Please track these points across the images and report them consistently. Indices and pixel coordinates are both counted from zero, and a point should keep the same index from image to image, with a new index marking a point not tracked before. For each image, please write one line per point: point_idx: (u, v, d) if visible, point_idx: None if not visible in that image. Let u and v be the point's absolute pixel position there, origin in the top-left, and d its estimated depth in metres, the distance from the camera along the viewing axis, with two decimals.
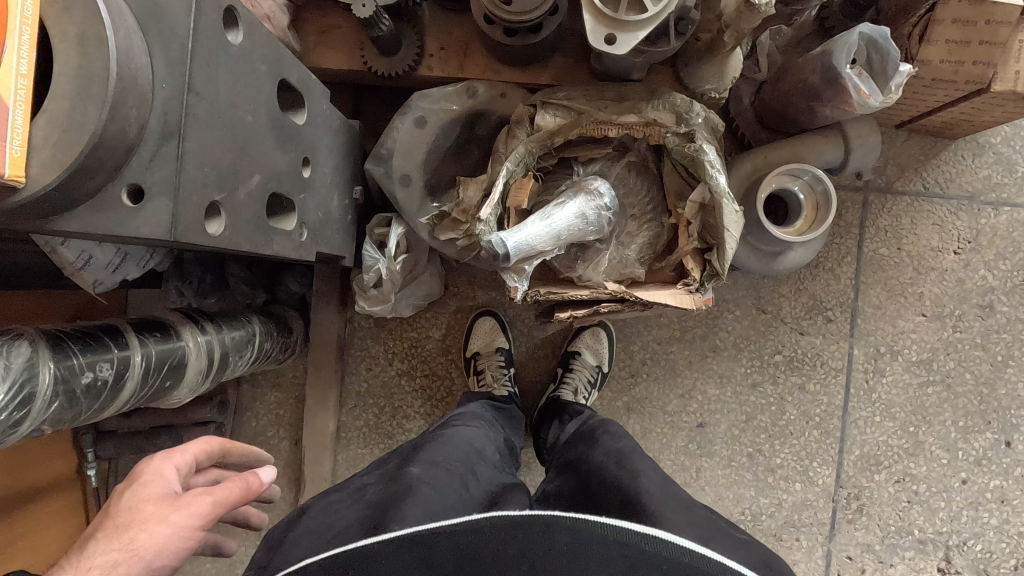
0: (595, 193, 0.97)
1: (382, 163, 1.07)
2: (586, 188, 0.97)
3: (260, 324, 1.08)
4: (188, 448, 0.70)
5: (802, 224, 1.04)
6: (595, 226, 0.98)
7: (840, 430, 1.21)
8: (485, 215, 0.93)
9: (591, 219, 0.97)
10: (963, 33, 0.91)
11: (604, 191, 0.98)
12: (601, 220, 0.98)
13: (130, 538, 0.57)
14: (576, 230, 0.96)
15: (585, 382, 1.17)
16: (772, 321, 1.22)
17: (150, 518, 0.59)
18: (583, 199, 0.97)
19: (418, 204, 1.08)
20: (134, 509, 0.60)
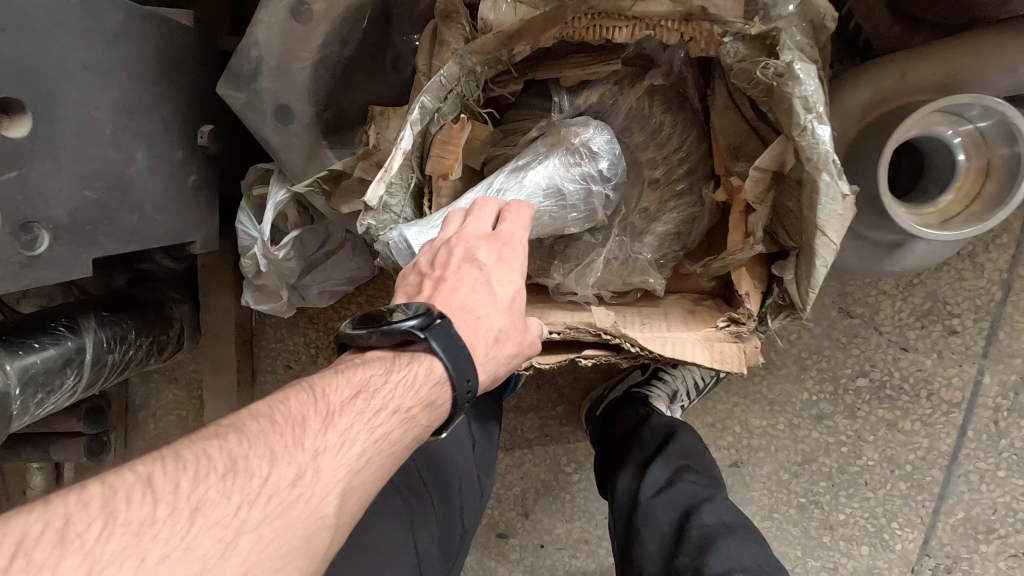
0: (582, 148, 0.56)
1: (242, 86, 0.65)
2: (567, 142, 0.57)
3: (96, 333, 0.75)
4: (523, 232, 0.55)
5: (952, 203, 0.59)
6: (580, 209, 0.58)
7: (939, 484, 0.84)
8: (373, 199, 0.52)
9: (572, 198, 0.57)
10: None
11: (600, 147, 0.56)
12: (591, 198, 0.57)
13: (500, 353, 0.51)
14: (546, 218, 0.58)
15: (690, 386, 0.81)
16: (860, 331, 0.81)
17: (509, 340, 0.51)
18: (558, 160, 0.57)
19: (306, 155, 0.67)
20: (484, 311, 0.50)
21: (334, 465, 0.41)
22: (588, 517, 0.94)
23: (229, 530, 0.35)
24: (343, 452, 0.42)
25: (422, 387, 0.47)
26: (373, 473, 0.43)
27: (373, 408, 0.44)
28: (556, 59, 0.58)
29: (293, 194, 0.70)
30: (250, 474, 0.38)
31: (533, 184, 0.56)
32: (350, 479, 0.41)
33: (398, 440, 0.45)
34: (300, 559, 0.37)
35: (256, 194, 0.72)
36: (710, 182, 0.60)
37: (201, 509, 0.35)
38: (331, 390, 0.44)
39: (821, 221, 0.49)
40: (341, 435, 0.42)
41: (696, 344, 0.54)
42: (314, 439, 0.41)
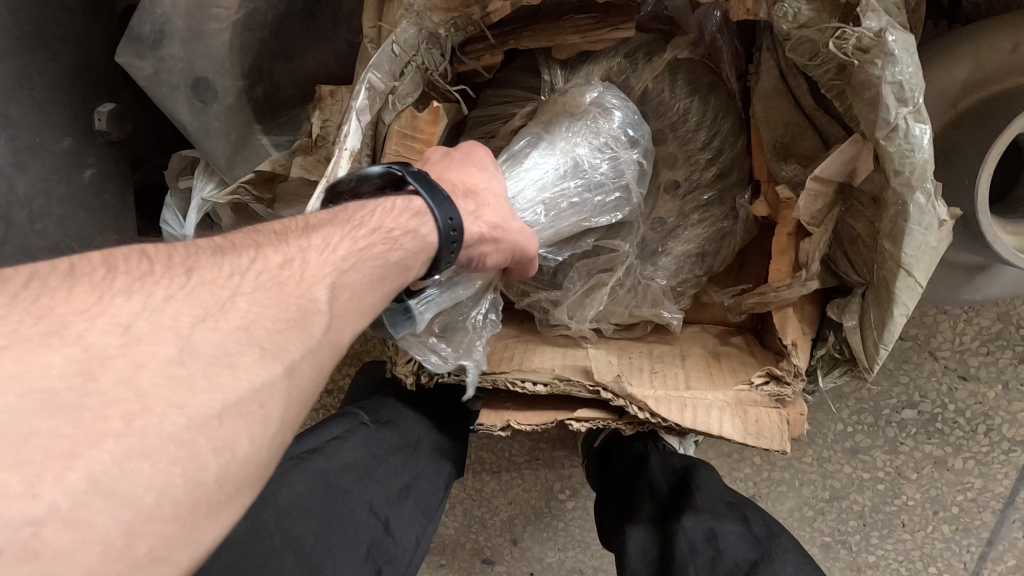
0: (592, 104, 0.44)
1: (145, 54, 0.51)
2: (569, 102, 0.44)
3: None
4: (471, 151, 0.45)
5: None
6: (609, 193, 0.44)
7: (989, 528, 0.73)
8: None
9: (598, 182, 0.44)
10: None
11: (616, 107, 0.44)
12: (621, 174, 0.44)
13: (495, 218, 0.41)
14: (570, 205, 0.44)
15: None
16: (911, 355, 0.68)
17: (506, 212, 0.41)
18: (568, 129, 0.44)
19: (234, 141, 0.54)
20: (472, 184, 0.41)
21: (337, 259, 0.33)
22: (583, 547, 0.84)
23: (226, 290, 0.28)
24: (329, 253, 0.32)
25: (403, 212, 0.37)
26: (383, 280, 0.34)
27: (357, 222, 0.35)
28: (548, 22, 0.42)
29: (219, 189, 0.56)
30: (240, 253, 0.30)
31: (550, 180, 0.43)
32: (350, 279, 0.32)
33: (404, 258, 0.36)
34: (300, 335, 0.29)
35: (182, 188, 0.59)
36: (746, 189, 0.46)
37: (198, 274, 0.28)
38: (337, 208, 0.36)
39: (913, 256, 0.35)
40: (336, 234, 0.34)
41: (722, 412, 0.41)
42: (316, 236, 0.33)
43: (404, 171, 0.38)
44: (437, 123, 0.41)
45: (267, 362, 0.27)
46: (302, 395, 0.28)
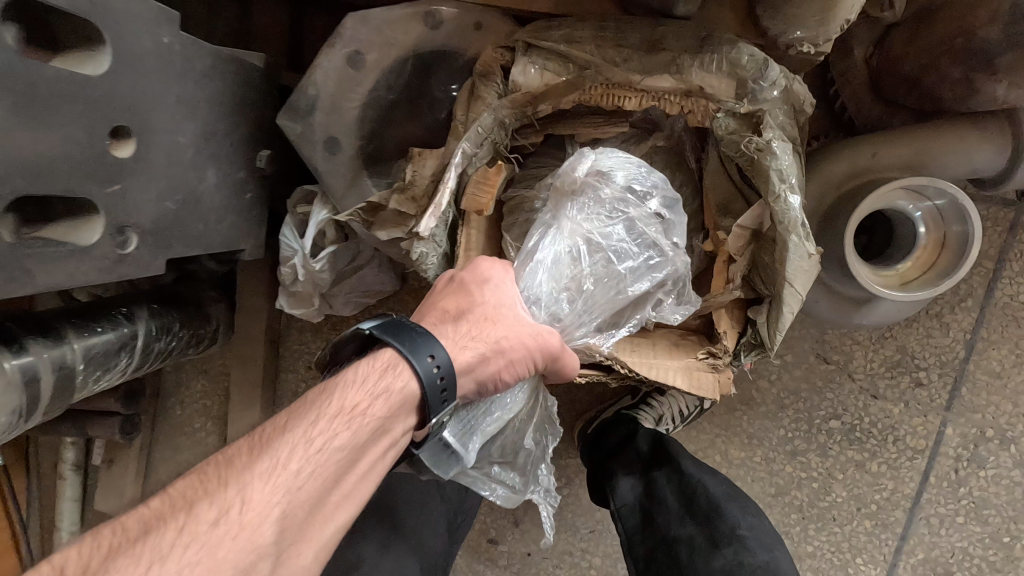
0: (593, 180, 0.59)
1: (298, 118, 0.75)
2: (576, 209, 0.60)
3: (148, 324, 0.83)
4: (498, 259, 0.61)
5: (909, 268, 0.68)
6: (626, 248, 0.61)
7: (901, 525, 0.91)
8: (426, 229, 0.62)
9: (616, 258, 0.61)
10: None
11: (614, 163, 0.59)
12: (634, 229, 0.60)
13: (491, 336, 0.56)
14: (584, 284, 0.60)
15: (676, 412, 0.86)
16: (835, 376, 0.88)
17: (500, 321, 0.57)
18: (575, 217, 0.60)
19: (348, 181, 0.77)
20: (480, 307, 0.58)
21: (331, 444, 0.49)
22: (573, 530, 1.00)
23: (197, 543, 0.41)
24: (294, 456, 0.47)
25: (370, 376, 0.52)
26: (341, 451, 0.49)
27: (307, 433, 0.48)
28: (574, 118, 0.67)
29: (332, 213, 0.79)
30: (206, 500, 0.43)
31: (567, 275, 0.60)
32: (310, 475, 0.47)
33: (373, 421, 0.51)
34: (264, 557, 0.43)
35: (300, 212, 0.81)
36: (699, 234, 0.69)
37: (229, 489, 0.44)
38: (332, 397, 0.51)
39: (791, 276, 0.57)
40: (293, 445, 0.47)
41: (677, 372, 0.61)
42: (318, 425, 0.49)
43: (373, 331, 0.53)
44: (499, 174, 0.63)
45: None
46: None
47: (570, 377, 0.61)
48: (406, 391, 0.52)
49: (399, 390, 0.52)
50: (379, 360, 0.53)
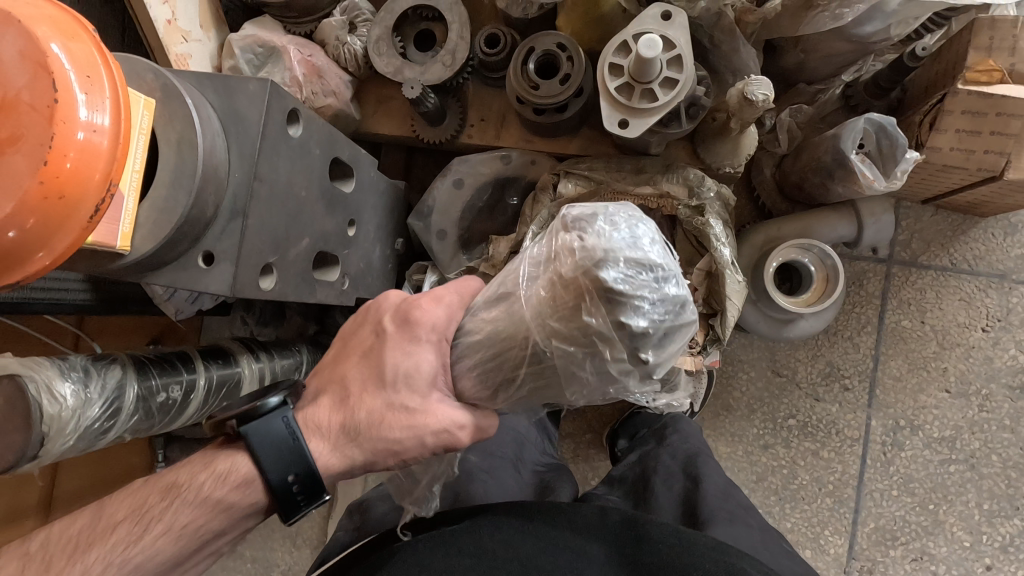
0: (572, 240, 0.47)
1: (423, 218, 1.20)
2: (540, 291, 0.48)
3: (309, 353, 1.18)
4: (428, 318, 0.61)
5: (810, 295, 1.08)
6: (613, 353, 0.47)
7: (853, 500, 1.21)
8: None
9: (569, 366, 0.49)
10: (973, 123, 0.94)
11: (600, 219, 0.47)
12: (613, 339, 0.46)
13: (355, 420, 0.64)
14: (530, 374, 0.52)
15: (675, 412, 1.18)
16: (787, 385, 1.24)
17: (389, 415, 0.62)
18: (536, 304, 0.48)
19: (451, 256, 1.20)
20: (373, 387, 0.64)
21: (161, 548, 0.63)
22: None
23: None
24: (151, 544, 0.63)
25: (223, 486, 0.63)
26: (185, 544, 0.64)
27: (163, 525, 0.63)
28: None
29: (438, 278, 1.19)
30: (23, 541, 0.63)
31: (478, 353, 0.55)
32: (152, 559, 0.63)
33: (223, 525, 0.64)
34: None
35: (415, 278, 1.24)
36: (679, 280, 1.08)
37: (72, 565, 0.62)
38: (175, 509, 0.63)
39: (729, 294, 0.99)
40: (151, 537, 0.63)
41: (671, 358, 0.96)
42: (158, 532, 0.63)
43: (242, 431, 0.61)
44: None
45: None
46: None
47: None
48: (255, 502, 0.64)
49: (248, 504, 0.64)
50: (232, 477, 0.63)
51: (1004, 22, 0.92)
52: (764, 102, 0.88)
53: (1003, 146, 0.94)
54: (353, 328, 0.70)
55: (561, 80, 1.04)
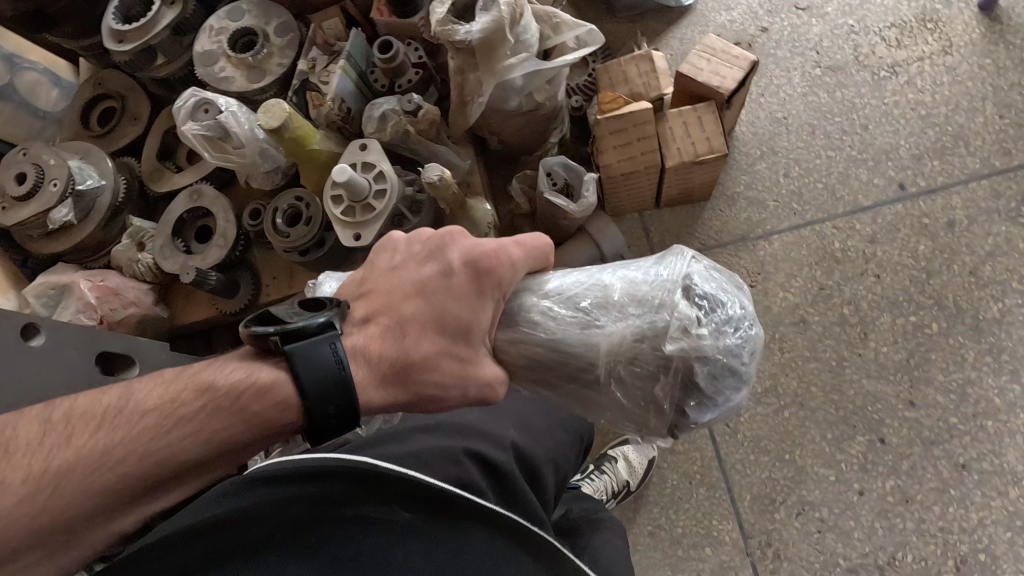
0: (694, 294, 0.71)
1: None
2: (659, 281, 0.73)
3: None
4: (500, 262, 0.69)
5: None
6: (678, 325, 0.69)
7: (722, 480, 1.24)
8: None
9: (671, 311, 0.70)
10: (621, 137, 1.17)
11: (712, 291, 0.72)
12: (683, 319, 0.69)
13: (407, 348, 0.63)
14: (661, 288, 0.72)
15: (608, 486, 1.20)
16: None
17: (429, 341, 0.65)
18: (646, 284, 0.73)
19: None
20: (429, 306, 0.66)
21: (180, 453, 0.53)
22: None
23: (66, 465, 0.50)
24: (175, 447, 0.53)
25: (259, 391, 0.56)
26: (222, 440, 0.55)
27: (205, 423, 0.54)
28: None
29: None
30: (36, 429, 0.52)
31: (540, 359, 0.72)
32: (173, 461, 0.53)
33: (259, 432, 0.56)
34: (120, 506, 0.52)
35: None
36: None
37: (113, 439, 0.52)
38: (207, 406, 0.55)
39: None
40: (184, 432, 0.54)
41: None
42: (184, 432, 0.53)
43: (289, 342, 0.56)
44: None
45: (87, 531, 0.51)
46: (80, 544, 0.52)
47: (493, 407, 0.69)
48: (286, 418, 0.56)
49: (264, 427, 0.56)
50: (266, 390, 0.56)
51: (612, 66, 1.21)
52: (443, 181, 1.08)
53: (651, 145, 1.16)
54: (400, 262, 0.70)
55: (307, 222, 1.22)
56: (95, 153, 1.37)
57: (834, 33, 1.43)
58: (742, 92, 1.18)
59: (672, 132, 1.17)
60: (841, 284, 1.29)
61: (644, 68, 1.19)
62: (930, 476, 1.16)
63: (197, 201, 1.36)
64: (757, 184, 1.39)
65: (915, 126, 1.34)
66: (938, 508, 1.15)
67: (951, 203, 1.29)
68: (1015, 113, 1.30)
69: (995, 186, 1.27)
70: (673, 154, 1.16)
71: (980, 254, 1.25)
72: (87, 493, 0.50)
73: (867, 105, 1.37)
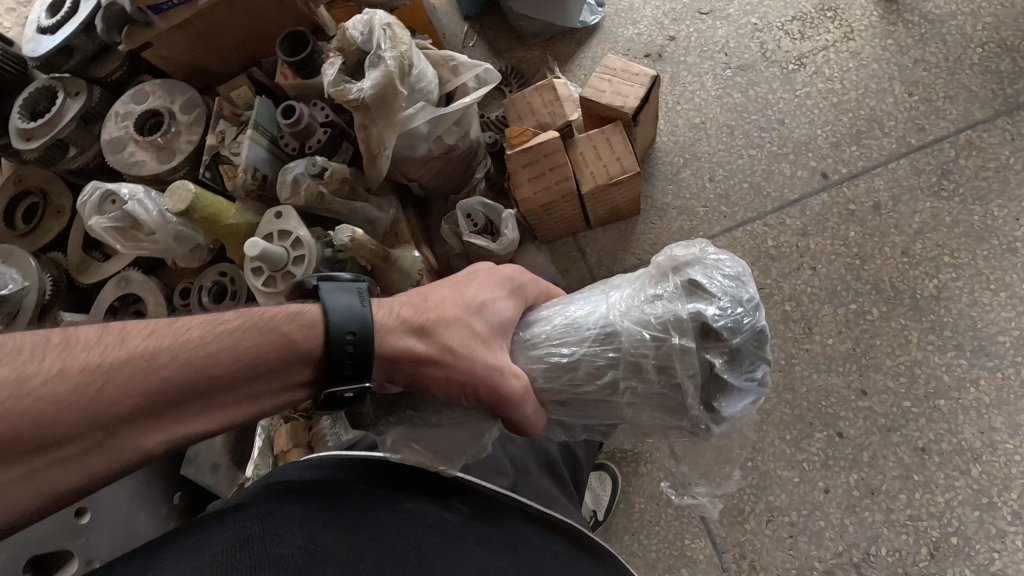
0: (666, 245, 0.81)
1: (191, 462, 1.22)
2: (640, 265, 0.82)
3: None
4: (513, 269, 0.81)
5: None
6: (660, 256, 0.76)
7: (689, 496, 1.22)
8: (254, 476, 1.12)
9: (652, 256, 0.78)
10: (533, 169, 1.16)
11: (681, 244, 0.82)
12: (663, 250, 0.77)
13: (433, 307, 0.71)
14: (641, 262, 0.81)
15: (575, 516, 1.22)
16: None
17: (451, 305, 0.72)
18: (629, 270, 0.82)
19: (230, 482, 1.21)
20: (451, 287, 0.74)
21: (226, 369, 0.57)
22: None
23: (116, 366, 0.53)
24: (223, 361, 0.57)
25: (300, 323, 0.61)
26: (266, 362, 0.59)
27: (252, 343, 0.59)
28: None
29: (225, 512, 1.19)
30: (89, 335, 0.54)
31: (551, 328, 0.73)
32: (218, 374, 0.57)
33: (295, 362, 0.60)
34: (166, 412, 0.55)
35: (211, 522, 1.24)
36: None
37: (165, 346, 0.55)
38: (253, 328, 0.59)
39: None
40: (229, 347, 0.58)
41: None
42: (231, 349, 0.57)
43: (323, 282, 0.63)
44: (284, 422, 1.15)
45: (131, 432, 0.54)
46: (126, 442, 0.54)
47: (510, 374, 0.69)
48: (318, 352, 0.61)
49: (294, 359, 0.61)
50: (298, 318, 0.61)
51: (517, 100, 1.21)
52: (356, 241, 1.08)
53: (564, 173, 1.16)
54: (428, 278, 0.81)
55: (234, 297, 1.21)
56: (17, 254, 1.35)
57: (739, 34, 1.45)
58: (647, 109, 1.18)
59: (583, 157, 1.17)
60: (779, 281, 1.28)
61: (548, 97, 1.20)
62: (891, 465, 1.15)
63: (127, 288, 1.34)
64: (685, 191, 1.38)
65: (828, 115, 1.35)
66: (904, 496, 1.13)
67: (875, 186, 1.29)
68: (923, 89, 1.31)
69: (914, 164, 1.28)
70: (587, 179, 1.16)
71: (909, 233, 1.25)
72: (130, 391, 0.53)
73: (781, 100, 1.38)
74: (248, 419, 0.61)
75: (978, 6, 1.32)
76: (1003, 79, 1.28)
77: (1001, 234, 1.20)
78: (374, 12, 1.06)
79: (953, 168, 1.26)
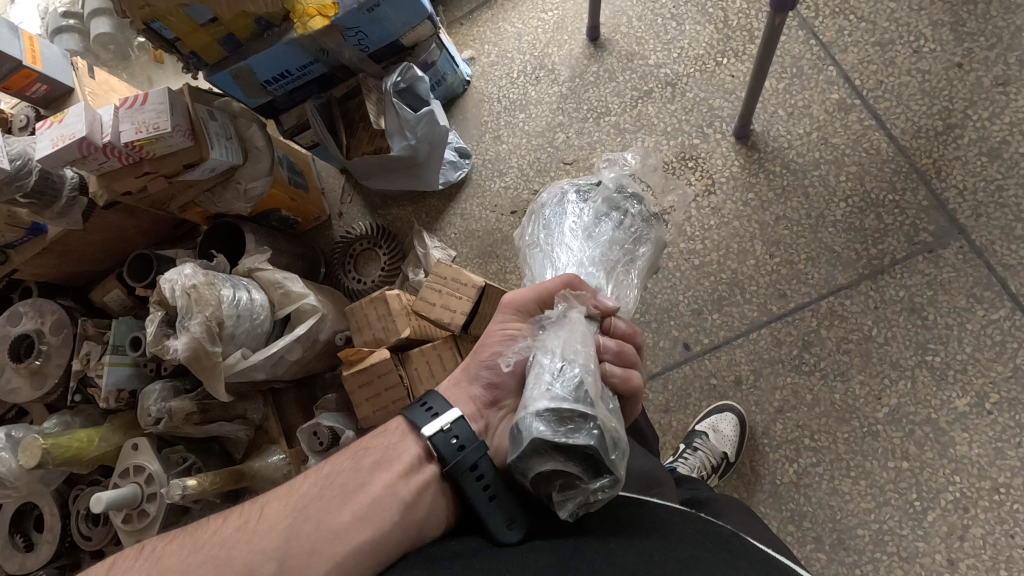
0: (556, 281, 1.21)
1: None
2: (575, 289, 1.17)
3: None
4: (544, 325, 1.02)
5: None
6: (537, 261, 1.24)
7: None
8: None
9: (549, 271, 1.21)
10: (369, 389, 1.16)
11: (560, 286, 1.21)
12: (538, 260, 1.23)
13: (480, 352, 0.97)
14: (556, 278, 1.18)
15: None
16: None
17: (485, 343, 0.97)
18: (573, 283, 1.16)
19: None
20: None
21: (352, 486, 0.76)
22: None
23: (261, 520, 0.72)
24: (348, 481, 0.76)
25: (394, 429, 0.82)
26: (379, 465, 0.78)
27: (364, 459, 0.79)
28: None
29: None
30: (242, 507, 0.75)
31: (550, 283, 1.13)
32: (345, 491, 0.75)
33: (400, 455, 0.79)
34: (315, 536, 0.71)
35: None
36: None
37: (302, 489, 0.76)
38: (366, 449, 0.80)
39: None
40: (349, 473, 0.78)
41: None
42: (351, 473, 0.77)
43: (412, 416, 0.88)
44: None
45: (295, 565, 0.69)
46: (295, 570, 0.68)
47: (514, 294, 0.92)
48: (413, 444, 0.80)
49: (397, 449, 0.79)
50: (386, 432, 0.82)
51: (356, 311, 1.22)
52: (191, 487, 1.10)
53: (399, 390, 1.16)
54: None
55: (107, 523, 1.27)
56: None
57: None
58: (477, 319, 1.17)
59: (418, 372, 1.17)
60: None
61: (382, 310, 1.19)
62: None
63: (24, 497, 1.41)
64: None
65: (690, 278, 1.28)
66: None
67: (735, 358, 1.23)
68: (785, 250, 1.23)
69: (776, 334, 1.21)
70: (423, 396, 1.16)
71: (769, 412, 1.19)
72: (280, 519, 0.72)
73: None
74: (393, 514, 0.74)
75: (842, 153, 1.23)
76: (867, 238, 1.19)
77: (863, 416, 1.14)
78: (178, 274, 1.07)
79: (815, 339, 1.19)
